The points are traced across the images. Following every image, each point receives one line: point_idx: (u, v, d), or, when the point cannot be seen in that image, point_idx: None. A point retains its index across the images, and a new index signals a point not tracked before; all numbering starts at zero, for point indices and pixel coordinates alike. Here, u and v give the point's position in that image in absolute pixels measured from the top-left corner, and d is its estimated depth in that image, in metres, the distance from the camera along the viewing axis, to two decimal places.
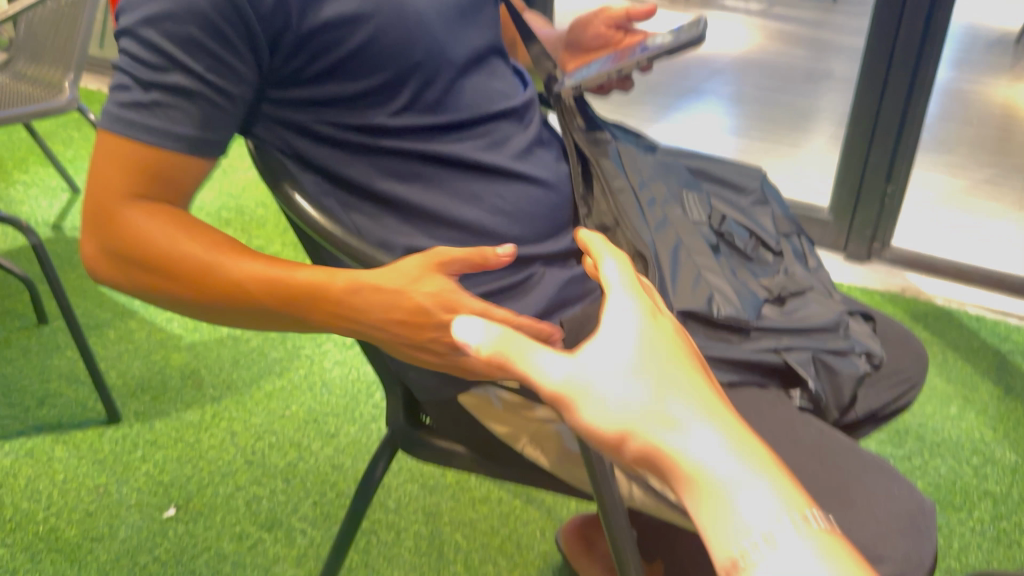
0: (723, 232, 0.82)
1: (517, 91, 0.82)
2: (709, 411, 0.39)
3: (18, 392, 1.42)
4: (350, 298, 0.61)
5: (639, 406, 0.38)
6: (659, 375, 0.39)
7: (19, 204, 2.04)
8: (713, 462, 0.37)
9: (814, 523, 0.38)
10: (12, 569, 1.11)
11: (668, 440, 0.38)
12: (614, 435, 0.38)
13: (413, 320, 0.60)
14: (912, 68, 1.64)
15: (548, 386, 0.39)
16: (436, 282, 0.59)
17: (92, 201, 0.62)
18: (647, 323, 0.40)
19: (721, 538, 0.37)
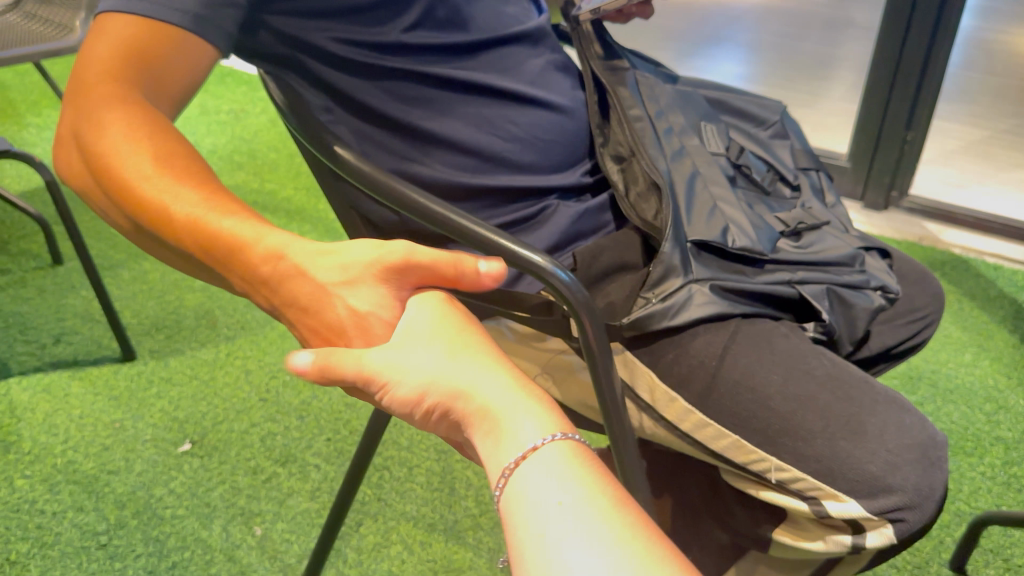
0: (740, 165, 0.81)
1: (529, 16, 0.84)
2: (489, 363, 0.44)
3: (34, 329, 1.44)
4: (272, 283, 0.49)
5: (430, 364, 0.43)
6: (436, 344, 0.44)
7: (32, 147, 2.04)
8: (494, 396, 0.42)
9: (567, 439, 0.41)
10: (32, 499, 1.13)
11: (455, 386, 0.42)
12: (411, 394, 0.43)
13: (328, 332, 0.48)
14: (937, 11, 1.60)
15: (354, 368, 0.43)
16: (380, 289, 0.46)
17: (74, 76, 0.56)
18: (430, 314, 0.46)
19: (503, 460, 0.41)
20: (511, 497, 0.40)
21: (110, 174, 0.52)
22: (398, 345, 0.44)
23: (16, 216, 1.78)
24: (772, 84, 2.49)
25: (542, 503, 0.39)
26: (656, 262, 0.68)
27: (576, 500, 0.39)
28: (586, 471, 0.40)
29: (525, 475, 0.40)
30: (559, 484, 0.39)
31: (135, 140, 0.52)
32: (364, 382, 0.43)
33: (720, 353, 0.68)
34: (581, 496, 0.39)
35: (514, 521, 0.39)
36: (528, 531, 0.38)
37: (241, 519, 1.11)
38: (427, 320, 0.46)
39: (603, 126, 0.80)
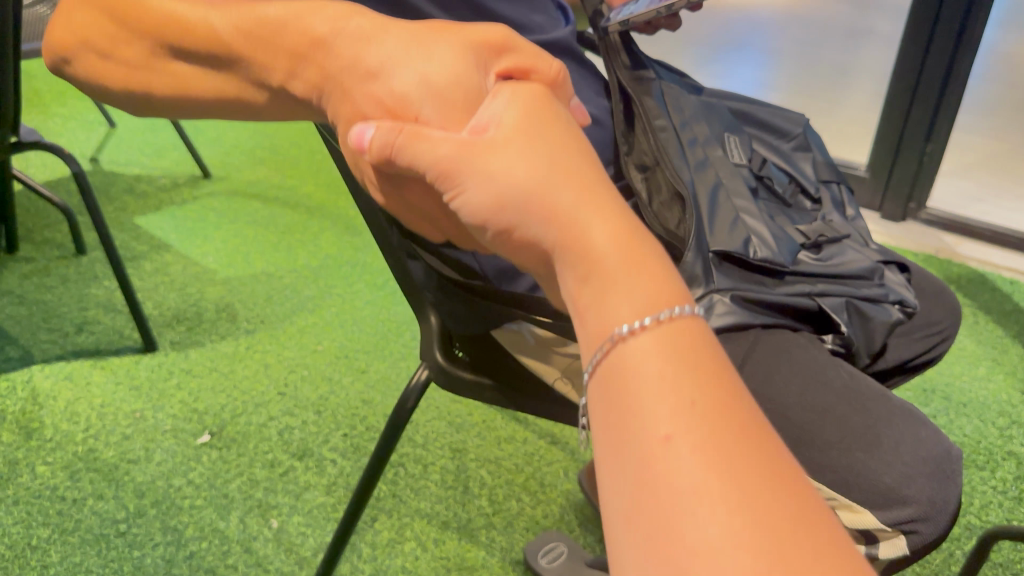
0: (762, 176, 0.82)
1: (555, 25, 0.85)
2: (590, 190, 0.36)
3: (56, 318, 1.46)
4: (343, 59, 0.46)
5: (518, 171, 0.36)
6: (528, 145, 0.37)
7: (58, 137, 2.07)
8: (595, 238, 0.35)
9: (683, 318, 0.34)
10: (53, 485, 1.15)
11: (547, 207, 0.36)
12: (496, 197, 0.37)
13: (403, 104, 0.44)
14: (960, 25, 1.60)
15: (432, 152, 0.38)
16: (457, 54, 0.44)
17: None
18: (520, 105, 0.40)
19: (610, 323, 0.34)
20: (614, 367, 0.33)
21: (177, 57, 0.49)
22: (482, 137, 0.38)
23: (40, 205, 1.81)
24: (792, 92, 2.49)
25: (663, 396, 0.31)
26: (678, 271, 0.69)
27: (710, 409, 0.31)
28: (709, 370, 0.32)
29: (636, 352, 0.33)
30: (686, 382, 0.32)
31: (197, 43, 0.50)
32: (438, 174, 0.38)
33: (739, 363, 0.69)
34: (715, 408, 0.31)
35: (616, 401, 0.32)
36: (642, 429, 0.31)
37: (258, 511, 1.12)
38: (520, 105, 0.40)
39: (628, 134, 0.81)
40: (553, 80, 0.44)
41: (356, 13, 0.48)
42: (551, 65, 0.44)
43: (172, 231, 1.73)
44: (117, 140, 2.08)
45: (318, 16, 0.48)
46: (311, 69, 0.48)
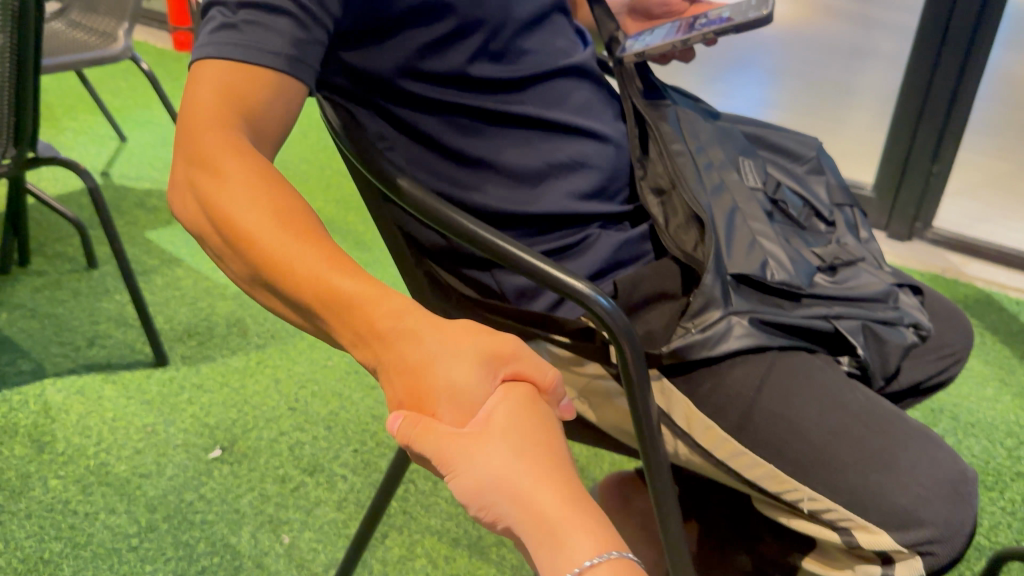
0: (777, 200, 0.83)
1: (575, 48, 0.87)
2: (553, 476, 0.40)
3: (69, 331, 1.47)
4: (383, 338, 0.44)
5: (494, 466, 0.40)
6: (509, 444, 0.40)
7: (69, 151, 2.09)
8: (549, 509, 0.39)
9: (619, 559, 0.39)
10: (65, 499, 1.15)
11: (515, 496, 0.40)
12: (477, 491, 0.40)
13: (421, 399, 0.42)
14: (966, 48, 1.61)
15: (435, 446, 0.40)
16: (476, 359, 0.42)
17: (191, 178, 0.49)
18: (511, 404, 0.42)
19: (559, 567, 0.39)
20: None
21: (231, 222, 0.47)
22: (472, 427, 0.41)
23: (52, 219, 1.82)
24: (797, 111, 2.51)
25: None
26: (696, 294, 0.69)
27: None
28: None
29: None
30: None
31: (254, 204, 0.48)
32: (438, 463, 0.41)
33: (757, 385, 0.69)
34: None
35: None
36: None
37: (269, 526, 1.13)
38: (512, 405, 0.42)
39: (644, 159, 0.82)
40: (548, 389, 0.44)
41: (395, 295, 0.46)
42: (549, 371, 0.44)
43: (183, 246, 1.74)
44: (127, 155, 2.10)
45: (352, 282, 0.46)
46: (341, 323, 0.46)
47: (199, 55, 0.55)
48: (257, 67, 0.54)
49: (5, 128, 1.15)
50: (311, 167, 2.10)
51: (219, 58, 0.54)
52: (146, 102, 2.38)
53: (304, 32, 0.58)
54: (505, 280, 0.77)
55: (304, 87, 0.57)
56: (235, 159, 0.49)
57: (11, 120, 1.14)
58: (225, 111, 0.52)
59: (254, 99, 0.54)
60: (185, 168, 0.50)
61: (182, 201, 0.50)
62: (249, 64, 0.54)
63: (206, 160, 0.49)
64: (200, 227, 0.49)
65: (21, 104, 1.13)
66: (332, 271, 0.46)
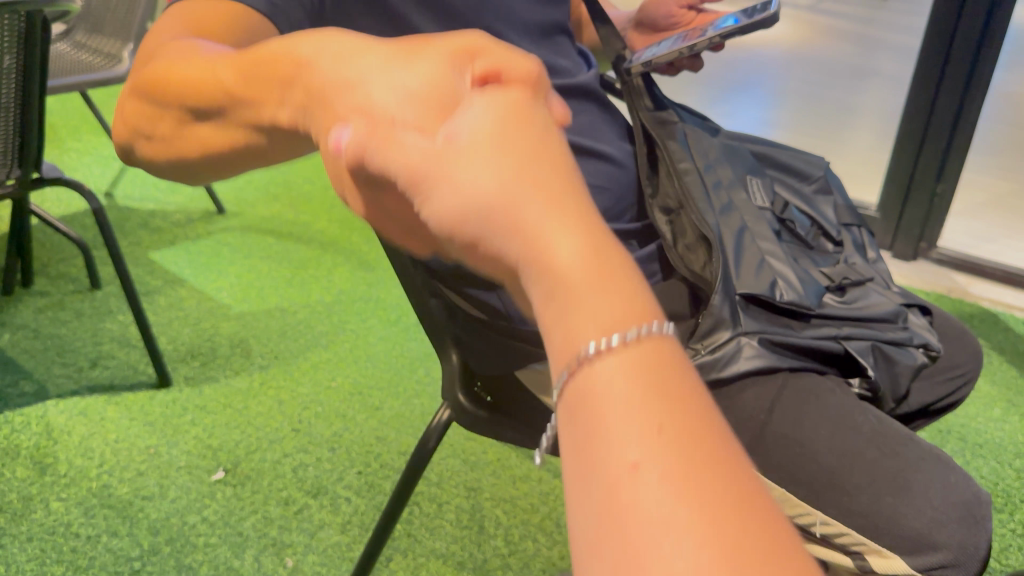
0: (785, 219, 0.83)
1: (578, 70, 0.87)
2: (561, 203, 0.28)
3: (71, 352, 1.46)
4: (316, 68, 0.34)
5: (482, 180, 0.27)
6: (499, 153, 0.28)
7: (73, 171, 2.10)
8: (561, 252, 0.27)
9: (655, 337, 0.27)
10: (67, 522, 1.14)
11: (511, 225, 0.27)
12: (456, 215, 0.27)
13: (371, 120, 0.30)
14: (969, 67, 1.62)
15: (400, 157, 0.28)
16: (434, 60, 0.31)
17: (146, 80, 0.48)
18: (498, 109, 0.29)
19: (572, 344, 0.27)
20: (578, 395, 0.26)
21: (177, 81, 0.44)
22: (446, 133, 0.28)
23: (55, 240, 1.82)
24: (799, 130, 2.51)
25: (628, 431, 0.25)
26: (705, 314, 0.68)
27: (681, 439, 0.25)
28: (675, 388, 0.26)
29: (600, 375, 0.26)
30: (656, 406, 0.26)
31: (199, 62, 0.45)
32: (405, 182, 0.28)
33: (768, 407, 0.69)
34: (688, 429, 0.25)
35: (579, 428, 0.26)
36: (608, 472, 0.25)
37: (273, 549, 1.11)
38: (499, 111, 0.29)
39: (652, 178, 0.82)
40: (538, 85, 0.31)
41: (345, 34, 0.36)
42: (531, 62, 0.31)
43: (187, 266, 1.74)
44: (131, 175, 2.10)
45: (302, 39, 0.36)
46: (296, 93, 0.36)
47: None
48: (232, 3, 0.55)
49: (11, 147, 1.15)
50: (314, 187, 2.10)
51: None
52: None
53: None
54: None
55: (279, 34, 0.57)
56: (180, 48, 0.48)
57: (17, 142, 1.15)
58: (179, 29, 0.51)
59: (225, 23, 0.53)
60: (132, 93, 0.49)
61: (138, 112, 0.48)
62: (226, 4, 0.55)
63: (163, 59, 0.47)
64: (159, 115, 0.47)
65: (27, 124, 1.13)
66: (286, 46, 0.37)
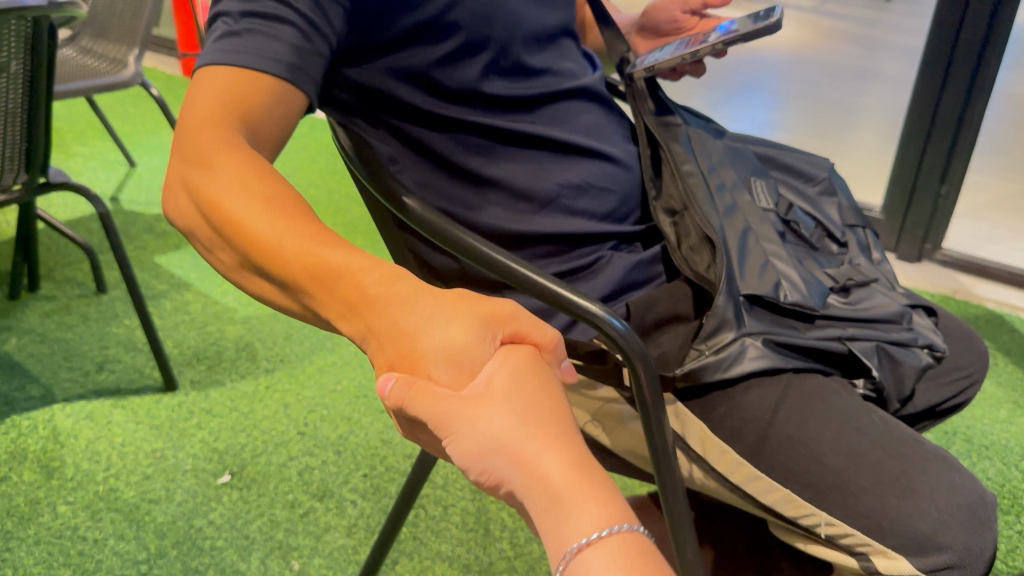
0: (789, 220, 0.83)
1: (584, 72, 0.88)
2: (555, 443, 0.40)
3: (78, 356, 1.47)
4: (375, 303, 0.44)
5: (495, 425, 0.39)
6: (510, 402, 0.40)
7: (79, 176, 2.10)
8: (550, 475, 0.39)
9: (624, 532, 0.38)
10: (74, 525, 1.14)
11: (519, 460, 0.39)
12: (477, 453, 0.39)
13: (413, 361, 0.42)
14: (973, 68, 1.62)
15: (431, 408, 0.40)
16: (470, 323, 0.42)
17: (191, 180, 0.49)
18: (509, 366, 0.41)
19: (563, 542, 0.38)
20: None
21: (227, 209, 0.47)
22: (469, 388, 0.41)
23: (61, 244, 1.83)
24: (803, 133, 2.51)
25: None
26: (709, 315, 0.69)
27: None
28: (640, 565, 0.37)
29: (587, 559, 0.37)
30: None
31: (250, 202, 0.47)
32: (435, 428, 0.40)
33: (773, 408, 0.69)
34: None
35: None
36: None
37: (279, 552, 1.12)
38: (512, 368, 0.41)
39: (656, 180, 0.82)
40: (548, 348, 0.44)
41: (402, 271, 0.45)
42: (545, 331, 0.44)
43: (193, 270, 1.74)
44: (136, 180, 2.11)
45: (368, 271, 0.45)
46: (357, 320, 0.44)
47: (205, 60, 0.54)
48: (260, 71, 0.53)
49: (18, 152, 1.15)
50: (318, 191, 2.11)
51: (223, 64, 0.53)
52: (155, 128, 2.40)
53: (307, 42, 0.57)
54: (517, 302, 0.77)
55: (304, 96, 0.56)
56: (227, 155, 0.49)
57: (24, 147, 1.15)
58: (223, 114, 0.51)
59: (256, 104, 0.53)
60: (184, 191, 0.50)
61: (187, 215, 0.50)
62: (248, 68, 0.53)
63: (211, 165, 0.48)
64: (205, 236, 0.49)
65: (33, 129, 1.13)
66: (348, 264, 0.45)
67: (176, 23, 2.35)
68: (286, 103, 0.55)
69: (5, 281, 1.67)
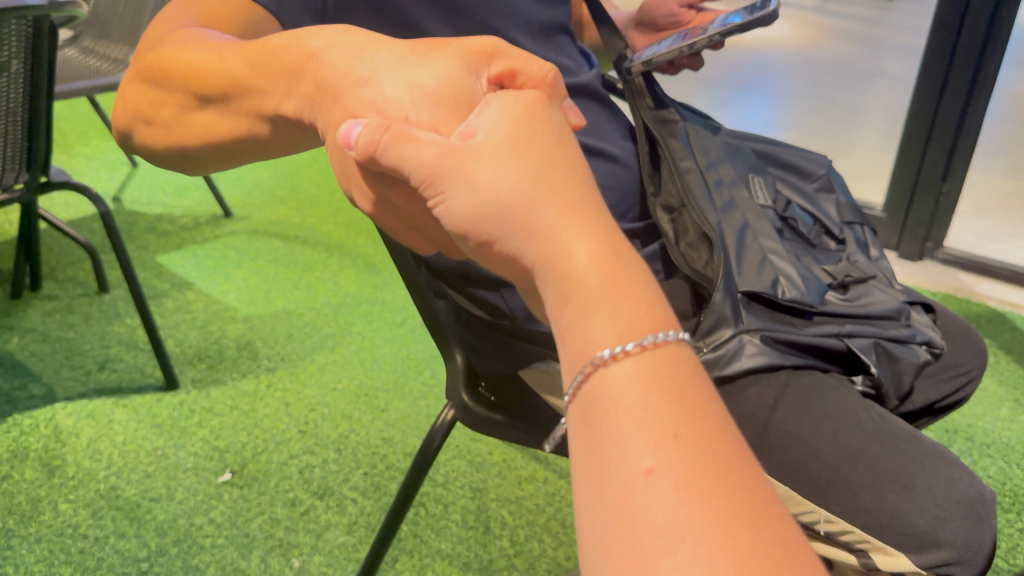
0: (787, 217, 0.83)
1: (581, 69, 0.88)
2: (578, 214, 0.36)
3: (79, 355, 1.47)
4: (352, 87, 0.42)
5: (503, 183, 0.35)
6: (516, 161, 0.36)
7: (81, 176, 2.11)
8: (577, 260, 0.35)
9: (669, 345, 0.34)
10: (75, 524, 1.14)
11: (529, 225, 0.35)
12: (480, 212, 0.35)
13: (395, 115, 0.40)
14: (974, 67, 1.61)
15: (424, 163, 0.37)
16: (447, 68, 0.41)
17: (169, 67, 0.52)
18: (509, 113, 0.38)
19: (590, 350, 0.33)
20: (593, 395, 0.33)
21: (204, 70, 0.50)
22: (465, 140, 0.37)
23: (64, 244, 1.83)
24: (804, 131, 2.51)
25: (624, 404, 0.32)
26: (707, 312, 0.69)
27: (691, 441, 0.32)
28: (689, 390, 0.33)
29: (614, 375, 0.33)
30: (657, 403, 0.32)
31: (223, 54, 0.50)
32: (434, 187, 0.36)
33: (771, 404, 0.69)
34: (696, 437, 0.32)
35: (589, 411, 0.33)
36: (612, 440, 0.32)
37: (279, 550, 1.12)
38: (518, 132, 0.37)
39: (655, 177, 0.82)
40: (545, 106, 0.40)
41: (380, 49, 0.43)
42: (538, 89, 0.40)
43: (194, 270, 1.75)
44: (138, 180, 2.12)
45: (312, 35, 0.45)
46: (305, 84, 0.45)
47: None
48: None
49: (20, 152, 1.15)
50: (320, 191, 2.11)
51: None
52: None
53: None
54: None
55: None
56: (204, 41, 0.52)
57: (25, 147, 1.16)
58: (188, 18, 0.58)
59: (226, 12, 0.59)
60: (138, 75, 0.55)
61: (140, 96, 0.54)
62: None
63: (174, 40, 0.54)
64: (163, 96, 0.53)
65: (34, 129, 1.14)
66: (293, 38, 0.46)
67: None
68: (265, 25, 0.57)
69: (7, 281, 1.67)
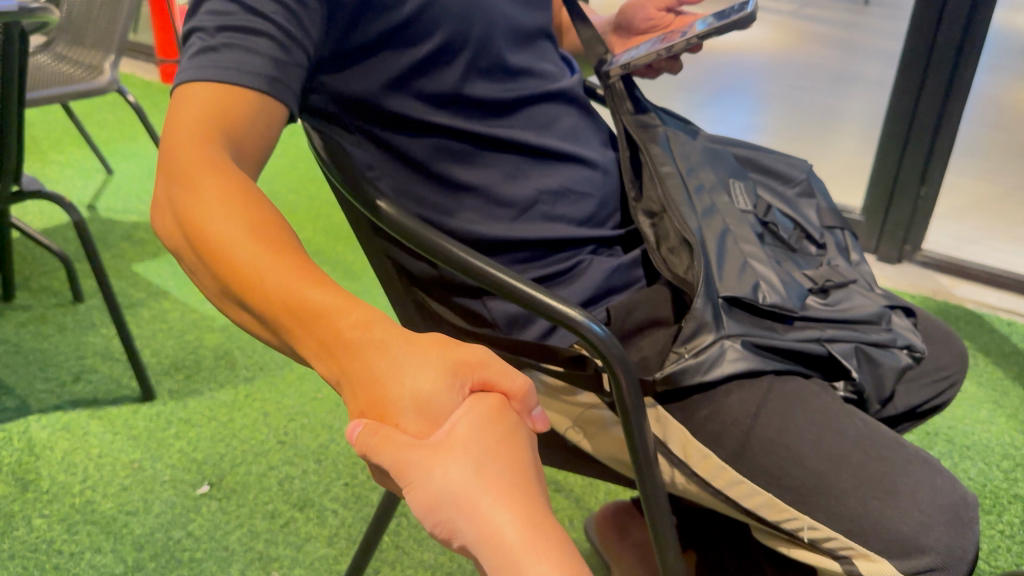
0: (768, 222, 0.83)
1: (562, 75, 0.88)
2: (519, 503, 0.38)
3: (54, 367, 1.45)
4: (351, 346, 0.42)
5: (451, 478, 0.38)
6: (468, 453, 0.38)
7: (55, 184, 2.08)
8: (506, 534, 0.37)
9: None
10: (50, 539, 1.12)
11: (474, 517, 0.37)
12: (432, 505, 0.38)
13: (381, 408, 0.40)
14: (950, 72, 1.63)
15: (393, 456, 0.38)
16: (440, 370, 0.40)
17: (174, 198, 0.47)
18: (479, 417, 0.40)
19: None
20: None
21: (211, 233, 0.45)
22: (429, 437, 0.39)
23: (37, 253, 1.81)
24: (782, 135, 2.52)
25: None
26: (688, 317, 0.68)
27: None
28: None
29: None
30: None
31: (240, 230, 0.46)
32: (394, 474, 0.38)
33: (755, 411, 0.68)
34: None
35: None
36: None
37: (258, 563, 1.10)
38: (478, 418, 0.39)
39: (635, 183, 0.82)
40: (518, 395, 0.42)
41: (376, 313, 0.43)
42: (519, 381, 0.42)
43: (171, 278, 1.73)
44: (114, 188, 2.09)
45: (347, 313, 0.43)
46: (328, 357, 0.42)
47: (180, 77, 0.53)
48: (246, 89, 0.53)
49: None
50: (299, 198, 2.10)
51: (205, 79, 0.52)
52: (132, 134, 2.38)
53: (285, 54, 0.56)
54: (497, 308, 0.76)
55: (286, 109, 0.56)
56: (212, 177, 0.47)
57: None
58: (201, 128, 0.50)
59: (238, 119, 0.52)
60: (169, 209, 0.48)
61: (169, 231, 0.48)
62: (232, 85, 0.52)
63: (195, 184, 0.47)
64: (185, 256, 0.47)
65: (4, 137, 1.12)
66: (334, 307, 0.43)
67: (152, 25, 2.34)
68: (268, 118, 0.54)
69: None
